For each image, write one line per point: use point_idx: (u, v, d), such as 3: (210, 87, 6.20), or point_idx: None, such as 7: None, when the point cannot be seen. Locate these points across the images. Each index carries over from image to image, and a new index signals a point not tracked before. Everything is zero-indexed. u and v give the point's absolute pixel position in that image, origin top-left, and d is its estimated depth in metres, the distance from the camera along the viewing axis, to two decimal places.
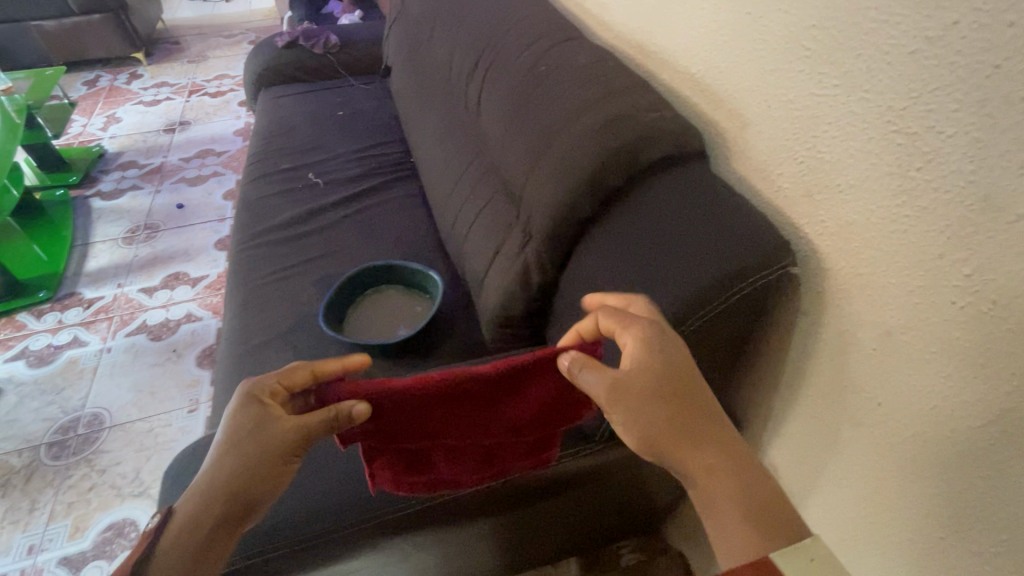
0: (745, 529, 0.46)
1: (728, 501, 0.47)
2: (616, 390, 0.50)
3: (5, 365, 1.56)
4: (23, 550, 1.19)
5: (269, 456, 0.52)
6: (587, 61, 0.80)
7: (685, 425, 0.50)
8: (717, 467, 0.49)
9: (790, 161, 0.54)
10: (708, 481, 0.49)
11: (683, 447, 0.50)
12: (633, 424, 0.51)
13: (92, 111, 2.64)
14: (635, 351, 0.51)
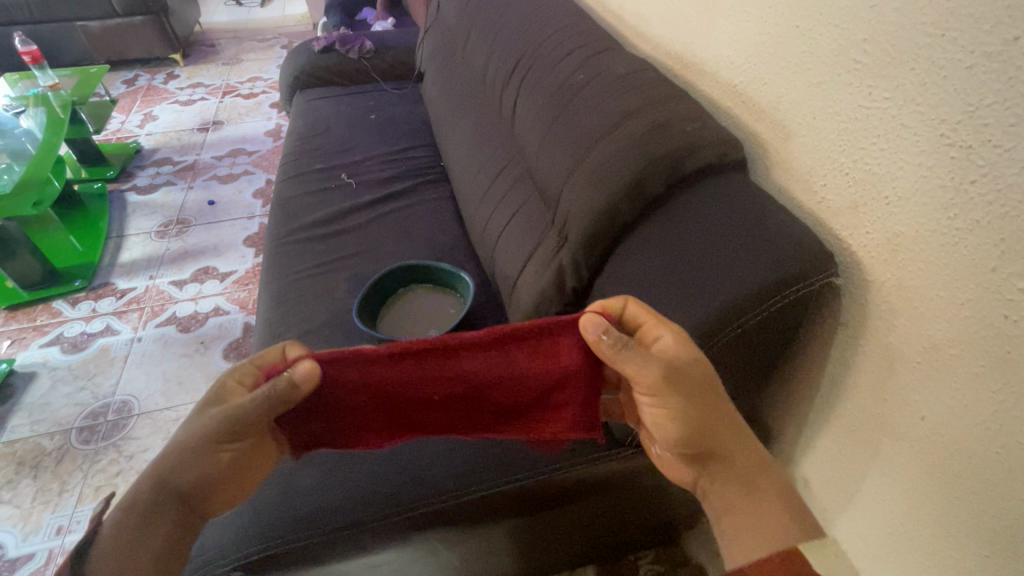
0: (783, 515, 0.50)
1: (771, 491, 0.52)
2: (668, 381, 0.50)
3: (40, 350, 1.61)
4: (52, 531, 1.22)
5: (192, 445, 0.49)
6: (627, 71, 0.81)
7: (725, 418, 0.52)
8: (756, 458, 0.53)
9: (835, 173, 0.55)
10: (752, 471, 0.53)
11: (725, 437, 0.52)
12: (680, 415, 0.52)
13: (130, 109, 2.72)
14: (674, 342, 0.51)
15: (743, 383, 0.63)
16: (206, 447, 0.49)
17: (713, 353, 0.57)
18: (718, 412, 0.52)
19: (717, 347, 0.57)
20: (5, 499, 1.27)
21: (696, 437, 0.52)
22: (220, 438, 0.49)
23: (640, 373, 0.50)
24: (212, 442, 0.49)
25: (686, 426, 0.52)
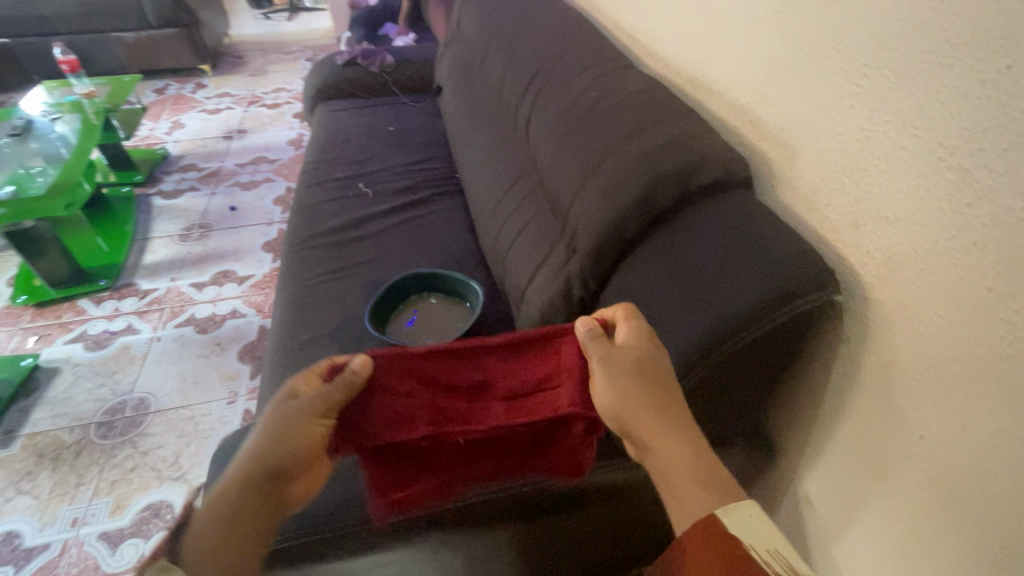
0: (702, 494, 0.49)
1: (685, 467, 0.50)
2: (606, 358, 0.54)
3: (64, 346, 1.66)
4: (67, 522, 1.25)
5: (297, 420, 0.52)
6: (638, 89, 0.84)
7: (660, 399, 0.53)
8: (676, 436, 0.52)
9: (838, 193, 0.56)
10: (666, 446, 0.51)
11: (643, 422, 0.52)
12: (609, 390, 0.54)
13: (159, 116, 2.82)
14: (622, 331, 0.56)
15: (746, 397, 0.64)
16: (306, 420, 0.52)
17: (714, 366, 0.58)
18: (641, 397, 0.53)
19: (718, 360, 0.58)
20: (24, 490, 1.31)
21: (618, 419, 0.54)
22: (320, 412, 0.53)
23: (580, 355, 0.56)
24: (316, 415, 0.53)
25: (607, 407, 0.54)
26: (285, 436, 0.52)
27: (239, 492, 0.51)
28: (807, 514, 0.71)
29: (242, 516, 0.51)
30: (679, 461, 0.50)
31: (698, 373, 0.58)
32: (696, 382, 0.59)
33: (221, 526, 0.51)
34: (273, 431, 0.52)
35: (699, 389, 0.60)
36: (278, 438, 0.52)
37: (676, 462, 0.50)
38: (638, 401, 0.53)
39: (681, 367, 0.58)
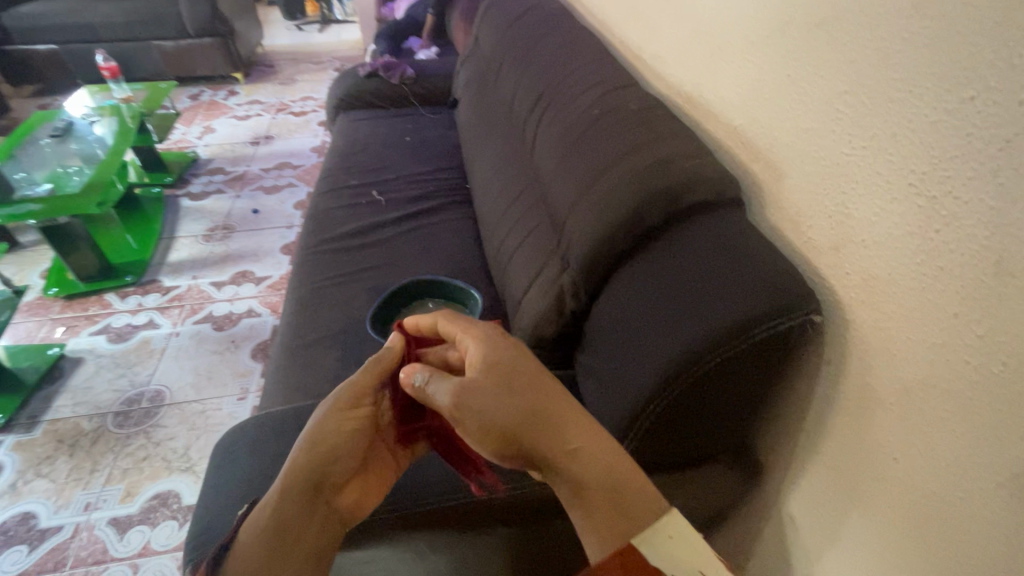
0: (607, 517, 0.47)
1: (594, 485, 0.48)
2: (462, 392, 0.52)
3: (89, 338, 1.73)
4: (80, 506, 1.30)
5: (329, 418, 0.58)
6: (639, 108, 0.86)
7: (544, 416, 0.50)
8: (580, 450, 0.49)
9: (820, 216, 0.57)
10: (571, 465, 0.48)
11: (536, 441, 0.49)
12: (486, 425, 0.51)
13: (192, 121, 2.94)
14: (470, 357, 0.55)
15: (728, 414, 0.64)
16: (337, 416, 0.59)
17: (691, 383, 0.59)
18: (520, 414, 0.50)
19: (695, 377, 0.58)
20: (42, 473, 1.37)
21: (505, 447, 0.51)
22: (346, 405, 0.59)
23: (438, 395, 0.54)
24: (345, 408, 0.59)
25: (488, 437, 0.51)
26: (320, 437, 0.58)
27: (290, 502, 0.55)
28: (790, 535, 0.71)
29: (293, 524, 0.55)
30: (589, 472, 0.48)
31: (676, 389, 0.59)
32: (673, 397, 0.60)
33: (271, 543, 0.54)
34: (308, 436, 0.57)
35: (677, 404, 0.61)
36: (313, 441, 0.57)
37: (589, 474, 0.48)
38: (521, 420, 0.50)
39: (659, 383, 0.60)
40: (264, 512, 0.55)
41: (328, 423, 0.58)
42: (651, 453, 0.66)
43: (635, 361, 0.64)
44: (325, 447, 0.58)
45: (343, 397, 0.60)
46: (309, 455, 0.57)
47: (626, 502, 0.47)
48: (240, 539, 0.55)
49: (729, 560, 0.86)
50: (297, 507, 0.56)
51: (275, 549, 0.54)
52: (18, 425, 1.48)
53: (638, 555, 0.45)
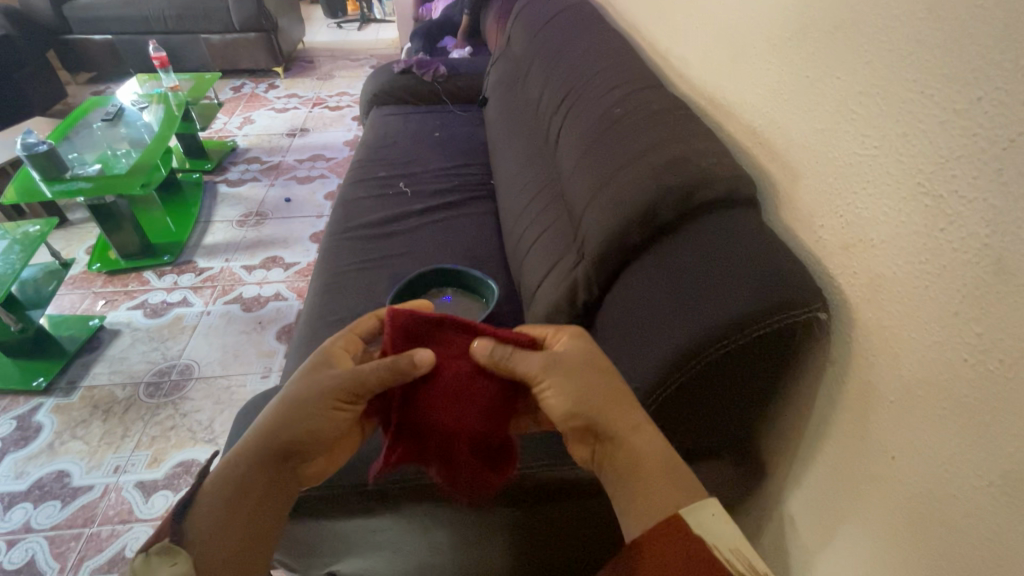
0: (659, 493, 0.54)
1: (652, 462, 0.55)
2: (552, 361, 0.60)
3: (127, 312, 1.83)
4: (110, 469, 1.38)
5: (319, 403, 0.59)
6: (660, 108, 0.87)
7: (616, 394, 0.59)
8: (642, 427, 0.57)
9: (831, 215, 0.58)
10: (633, 436, 0.57)
11: (608, 414, 0.58)
12: (567, 391, 0.59)
13: (233, 112, 3.06)
14: (568, 341, 0.64)
15: (731, 407, 0.65)
16: (324, 403, 0.59)
17: (692, 375, 0.61)
18: (601, 389, 0.59)
19: (696, 370, 0.60)
20: (77, 435, 1.45)
21: (585, 410, 0.58)
22: (336, 399, 0.59)
23: (522, 364, 0.61)
24: (335, 399, 0.59)
25: (574, 399, 0.58)
26: (305, 417, 0.59)
27: (258, 459, 0.58)
28: (791, 534, 0.71)
29: (256, 490, 0.57)
30: (649, 445, 0.56)
31: (676, 381, 0.61)
32: (673, 389, 0.62)
33: (231, 497, 0.56)
34: (295, 414, 0.59)
35: (679, 394, 0.62)
36: (298, 418, 0.59)
37: (646, 451, 0.56)
38: (604, 397, 0.59)
39: (659, 374, 0.62)
40: (234, 472, 0.57)
41: (312, 407, 0.59)
42: None
43: (639, 352, 0.66)
44: (306, 428, 0.59)
45: (339, 389, 0.59)
46: (291, 430, 0.59)
47: (678, 475, 0.55)
48: (205, 494, 0.56)
49: None
50: (261, 466, 0.58)
51: (233, 509, 0.55)
52: (58, 388, 1.57)
53: (688, 523, 0.50)
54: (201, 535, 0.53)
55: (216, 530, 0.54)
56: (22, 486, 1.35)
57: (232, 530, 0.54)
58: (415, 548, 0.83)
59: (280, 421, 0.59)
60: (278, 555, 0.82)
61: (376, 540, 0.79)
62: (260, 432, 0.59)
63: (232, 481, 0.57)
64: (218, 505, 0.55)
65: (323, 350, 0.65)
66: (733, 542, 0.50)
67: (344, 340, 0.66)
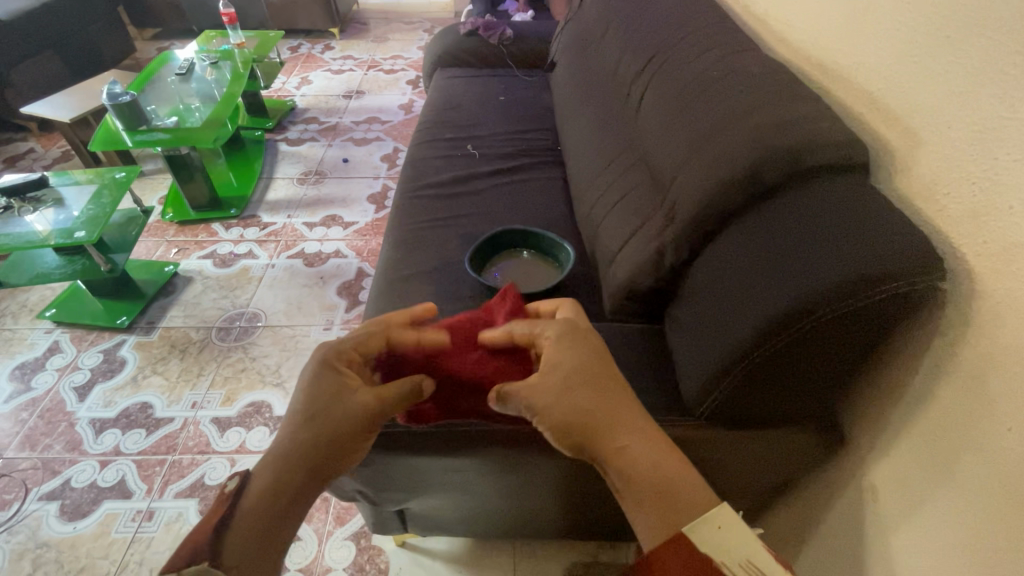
0: (654, 519, 0.57)
1: (642, 485, 0.58)
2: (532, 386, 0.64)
3: (198, 261, 1.92)
4: (188, 404, 1.47)
5: (352, 433, 0.64)
6: (761, 71, 0.85)
7: (596, 417, 0.61)
8: (631, 448, 0.60)
9: (961, 183, 0.56)
10: (623, 462, 0.60)
11: (590, 439, 0.61)
12: (546, 418, 0.63)
13: (292, 72, 3.11)
14: (550, 350, 0.66)
15: (827, 372, 0.66)
16: (361, 432, 0.65)
17: (802, 334, 0.61)
18: (577, 411, 0.61)
19: (811, 327, 0.60)
20: (158, 371, 1.56)
21: (567, 436, 0.62)
22: (367, 428, 0.65)
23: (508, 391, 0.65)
24: (367, 429, 0.65)
25: (555, 426, 0.62)
26: (339, 447, 0.64)
27: (294, 482, 0.61)
28: (868, 505, 0.72)
29: (290, 513, 0.61)
30: (636, 474, 0.59)
31: (791, 333, 0.61)
32: (782, 344, 0.62)
33: (270, 519, 0.60)
34: (329, 448, 0.63)
35: (784, 353, 0.63)
36: (333, 446, 0.63)
37: (635, 474, 0.59)
38: (582, 424, 0.61)
39: (759, 334, 0.63)
40: (271, 495, 0.60)
41: (349, 436, 0.64)
42: (736, 405, 0.70)
43: (738, 311, 0.67)
44: (340, 455, 0.64)
45: (368, 421, 0.65)
46: (327, 458, 0.63)
47: (674, 495, 0.57)
48: (241, 517, 0.59)
49: (797, 528, 0.87)
50: (298, 490, 0.61)
51: (270, 532, 0.59)
52: (139, 327, 1.68)
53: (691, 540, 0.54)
54: (245, 557, 0.57)
55: (258, 554, 0.58)
56: (111, 413, 1.46)
57: (272, 550, 0.59)
58: (492, 486, 0.89)
59: (318, 447, 0.62)
60: (361, 488, 0.87)
61: (455, 477, 0.85)
62: (292, 462, 0.62)
63: (269, 503, 0.60)
64: (259, 531, 0.59)
65: (333, 373, 0.66)
66: (741, 555, 0.53)
67: (347, 357, 0.68)
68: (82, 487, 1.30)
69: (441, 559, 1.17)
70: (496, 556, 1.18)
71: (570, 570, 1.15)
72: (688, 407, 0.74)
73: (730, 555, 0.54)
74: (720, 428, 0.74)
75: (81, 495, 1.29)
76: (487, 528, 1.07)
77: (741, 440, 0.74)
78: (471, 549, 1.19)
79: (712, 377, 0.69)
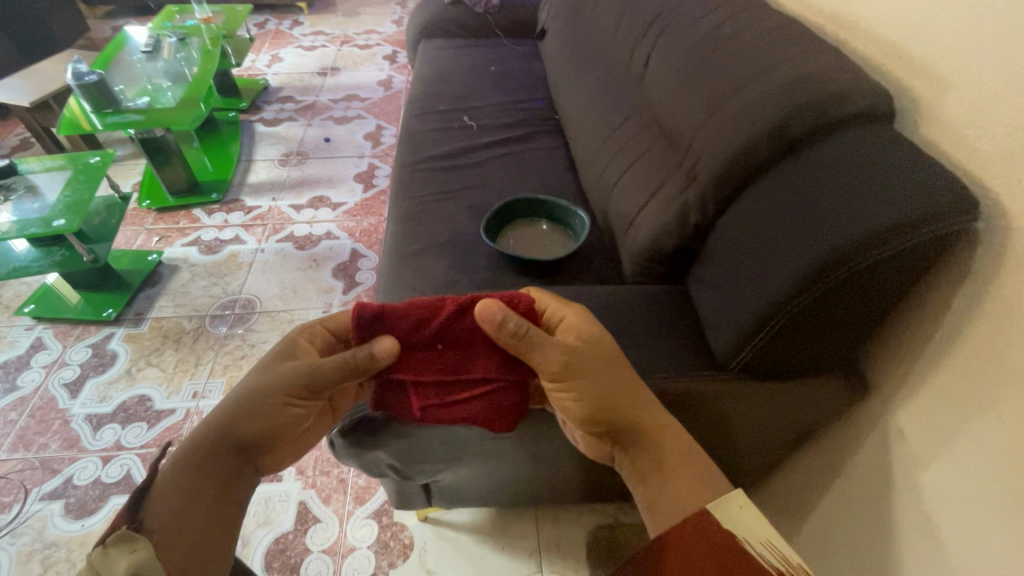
0: (680, 491, 0.66)
1: (677, 463, 0.67)
2: (572, 357, 0.66)
3: (182, 248, 1.84)
4: (189, 395, 1.43)
5: (274, 395, 0.66)
6: (777, 26, 0.85)
7: (636, 399, 0.68)
8: (667, 428, 0.68)
9: (995, 125, 0.58)
10: (660, 439, 0.68)
11: (631, 417, 0.68)
12: (589, 394, 0.67)
13: (261, 49, 2.98)
14: (579, 325, 0.69)
15: (859, 320, 0.67)
16: (284, 396, 0.66)
17: (838, 283, 0.62)
18: (620, 388, 0.67)
19: (848, 275, 0.61)
20: (153, 363, 1.50)
21: (607, 415, 0.67)
22: (292, 392, 0.66)
23: (543, 358, 0.66)
24: (290, 393, 0.66)
25: (598, 403, 0.67)
26: (262, 410, 0.66)
27: (214, 447, 0.66)
28: (895, 446, 0.74)
29: (210, 475, 0.65)
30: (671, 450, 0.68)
31: (829, 281, 0.62)
32: (820, 293, 0.63)
33: (189, 480, 0.64)
34: (250, 409, 0.67)
35: (820, 303, 0.64)
36: (257, 409, 0.67)
37: (668, 451, 0.68)
38: (625, 403, 0.67)
39: (797, 285, 0.63)
40: (190, 456, 0.66)
41: (273, 400, 0.66)
42: (769, 357, 0.71)
43: (771, 264, 0.67)
44: (262, 419, 0.67)
45: (292, 385, 0.66)
46: (248, 422, 0.67)
47: (701, 471, 0.67)
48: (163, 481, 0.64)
49: (818, 473, 0.91)
50: (217, 454, 0.66)
51: (188, 493, 0.63)
52: (127, 319, 1.62)
53: (715, 517, 0.58)
54: (159, 513, 0.61)
55: (169, 515, 0.61)
56: (108, 408, 1.40)
57: (181, 516, 0.61)
58: (524, 452, 0.89)
59: (242, 410, 0.67)
60: (391, 463, 0.85)
61: (490, 446, 0.85)
62: (214, 425, 0.67)
63: (187, 465, 0.65)
64: (176, 491, 0.63)
65: (288, 344, 0.72)
66: (762, 535, 0.56)
67: (309, 332, 0.73)
68: (85, 484, 1.26)
69: (464, 531, 1.18)
70: (520, 524, 1.19)
71: (593, 533, 1.18)
72: (719, 362, 0.74)
73: (750, 533, 0.56)
74: (751, 380, 0.74)
75: (85, 492, 1.25)
76: (512, 496, 1.08)
77: (772, 391, 0.75)
78: (493, 518, 1.20)
79: (745, 332, 0.69)
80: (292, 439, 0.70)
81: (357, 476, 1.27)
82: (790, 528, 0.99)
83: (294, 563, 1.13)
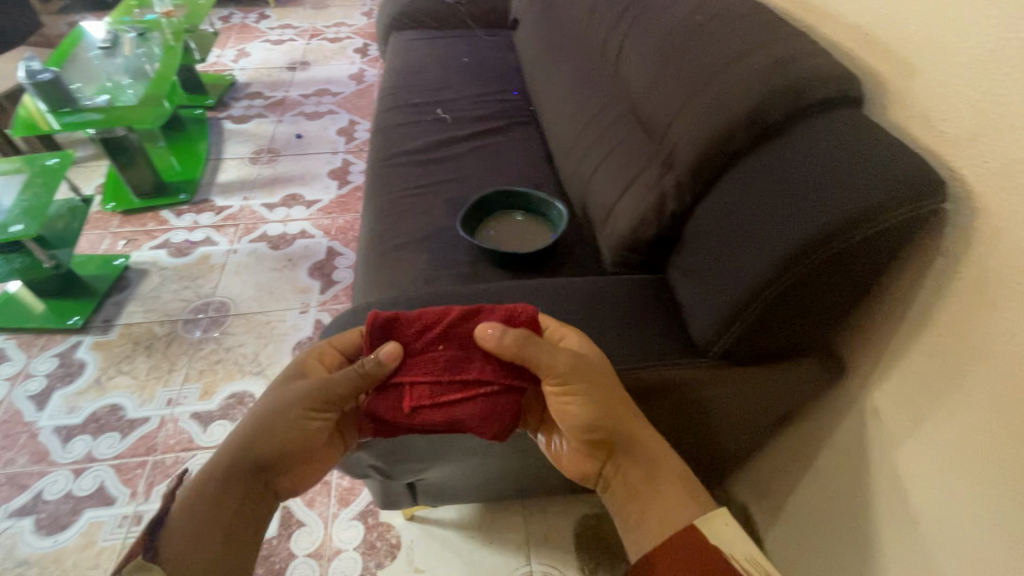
0: (669, 501, 0.67)
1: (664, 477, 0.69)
2: (579, 362, 0.66)
3: (151, 252, 1.78)
4: (163, 402, 1.39)
5: (293, 413, 0.67)
6: (747, 13, 0.85)
7: (630, 410, 0.70)
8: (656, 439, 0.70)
9: (959, 108, 0.59)
10: (651, 450, 0.70)
11: (626, 428, 0.69)
12: (590, 402, 0.67)
13: (226, 44, 2.89)
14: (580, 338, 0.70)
15: (835, 303, 0.68)
16: (303, 413, 0.67)
17: (814, 267, 0.62)
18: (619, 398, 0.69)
19: (823, 258, 0.62)
20: (123, 370, 1.46)
21: (607, 423, 0.68)
22: (311, 407, 0.67)
23: (549, 361, 0.66)
24: (309, 409, 0.67)
25: (599, 412, 0.67)
26: (282, 427, 0.67)
27: (230, 471, 0.66)
28: (871, 425, 0.76)
29: (230, 500, 0.65)
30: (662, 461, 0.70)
31: (806, 266, 0.62)
32: (798, 277, 0.63)
33: (206, 507, 0.64)
34: (267, 427, 0.67)
35: (797, 287, 0.64)
36: (275, 428, 0.67)
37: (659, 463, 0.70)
38: (621, 413, 0.69)
39: (775, 271, 0.64)
40: (206, 483, 0.66)
41: (293, 417, 0.67)
42: (748, 343, 0.71)
43: (749, 250, 0.68)
44: (281, 438, 0.67)
45: (311, 399, 0.67)
46: (266, 441, 0.67)
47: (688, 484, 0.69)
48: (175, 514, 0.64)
49: (797, 454, 0.92)
50: (234, 479, 0.66)
51: (205, 520, 0.63)
52: (94, 327, 1.56)
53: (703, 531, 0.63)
54: (177, 544, 0.61)
55: (186, 547, 0.61)
56: (77, 419, 1.36)
57: (202, 547, 0.61)
58: (508, 446, 0.89)
59: (256, 431, 0.67)
60: (371, 462, 0.84)
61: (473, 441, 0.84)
62: (230, 448, 0.68)
63: (201, 491, 0.65)
64: (193, 519, 0.63)
65: (299, 363, 0.72)
66: (746, 550, 0.61)
67: (319, 352, 0.73)
68: (56, 499, 1.22)
69: (452, 527, 1.18)
70: (507, 518, 1.19)
71: (580, 523, 1.19)
72: (700, 349, 0.74)
73: (734, 545, 0.62)
74: (731, 365, 0.75)
75: (57, 507, 1.20)
76: (498, 491, 1.08)
77: (752, 376, 0.76)
78: (480, 513, 1.20)
79: (725, 319, 0.69)
80: (308, 460, 0.71)
81: (341, 477, 1.25)
82: (771, 509, 1.01)
83: (279, 568, 1.11)
